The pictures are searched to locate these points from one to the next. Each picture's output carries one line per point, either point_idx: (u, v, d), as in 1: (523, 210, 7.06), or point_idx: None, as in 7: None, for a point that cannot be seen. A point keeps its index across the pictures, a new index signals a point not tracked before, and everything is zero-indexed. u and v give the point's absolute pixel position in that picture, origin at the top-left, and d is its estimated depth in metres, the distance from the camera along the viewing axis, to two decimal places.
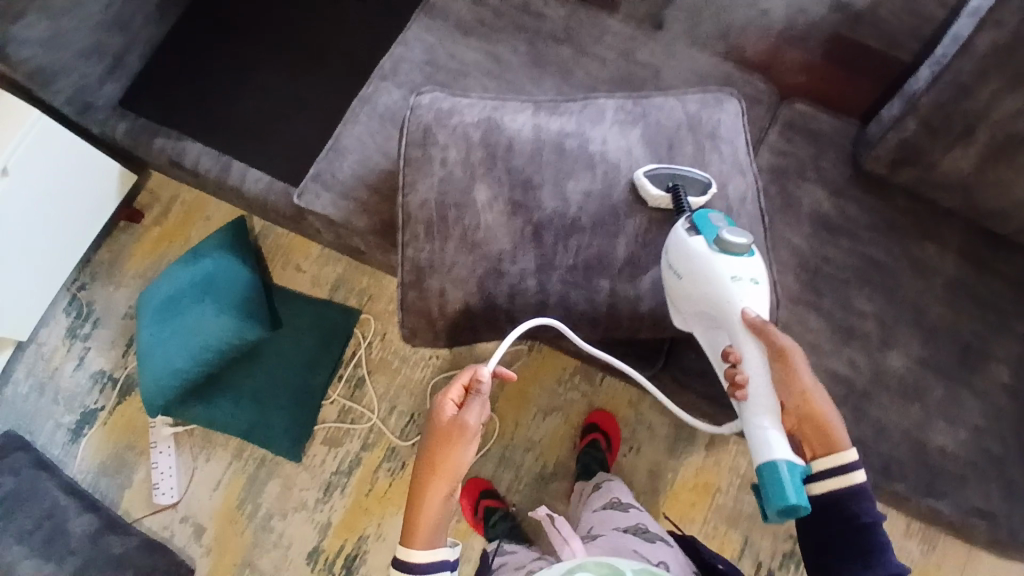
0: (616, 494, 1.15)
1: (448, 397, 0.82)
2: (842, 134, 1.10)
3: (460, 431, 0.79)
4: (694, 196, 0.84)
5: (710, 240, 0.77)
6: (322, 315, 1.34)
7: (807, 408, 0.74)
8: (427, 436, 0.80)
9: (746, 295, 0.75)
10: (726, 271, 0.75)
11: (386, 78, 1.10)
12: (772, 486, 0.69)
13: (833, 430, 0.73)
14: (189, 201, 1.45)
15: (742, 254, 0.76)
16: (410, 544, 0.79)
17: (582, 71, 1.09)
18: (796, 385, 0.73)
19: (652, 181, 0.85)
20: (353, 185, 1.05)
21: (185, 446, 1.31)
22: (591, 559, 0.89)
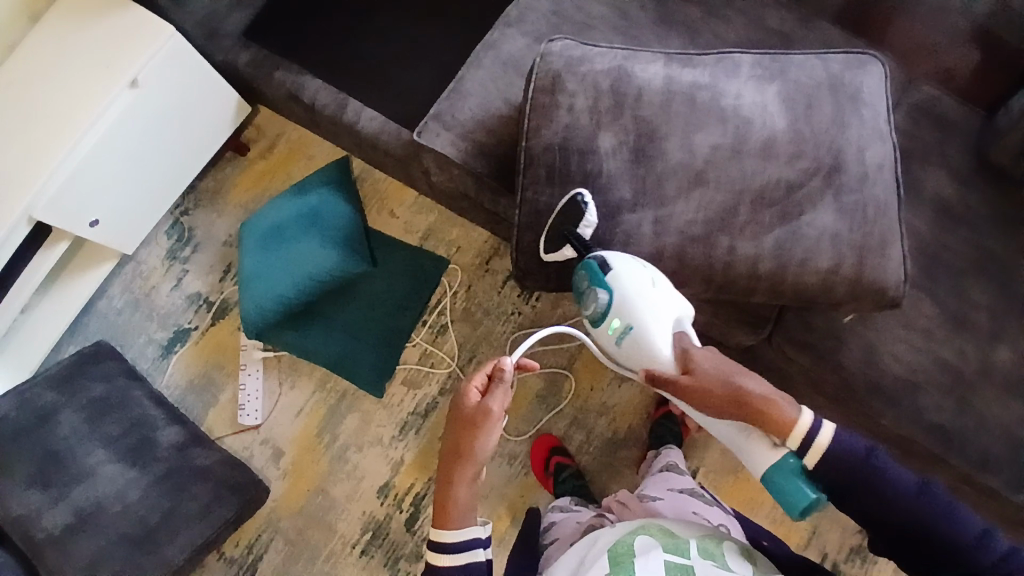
0: (672, 459, 1.18)
1: (472, 384, 0.85)
2: (969, 123, 1.07)
3: (483, 418, 0.82)
4: (583, 225, 0.90)
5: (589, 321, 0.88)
6: (413, 260, 1.36)
7: (739, 410, 0.76)
8: (452, 422, 0.84)
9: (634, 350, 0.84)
10: (612, 340, 0.85)
11: (512, 25, 1.12)
12: (785, 492, 0.75)
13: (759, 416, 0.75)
14: (293, 139, 1.49)
15: (606, 308, 0.85)
16: (442, 526, 0.83)
17: (711, 33, 1.10)
18: (704, 403, 0.78)
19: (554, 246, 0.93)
20: (473, 128, 1.07)
21: (272, 371, 1.39)
22: (653, 522, 0.90)
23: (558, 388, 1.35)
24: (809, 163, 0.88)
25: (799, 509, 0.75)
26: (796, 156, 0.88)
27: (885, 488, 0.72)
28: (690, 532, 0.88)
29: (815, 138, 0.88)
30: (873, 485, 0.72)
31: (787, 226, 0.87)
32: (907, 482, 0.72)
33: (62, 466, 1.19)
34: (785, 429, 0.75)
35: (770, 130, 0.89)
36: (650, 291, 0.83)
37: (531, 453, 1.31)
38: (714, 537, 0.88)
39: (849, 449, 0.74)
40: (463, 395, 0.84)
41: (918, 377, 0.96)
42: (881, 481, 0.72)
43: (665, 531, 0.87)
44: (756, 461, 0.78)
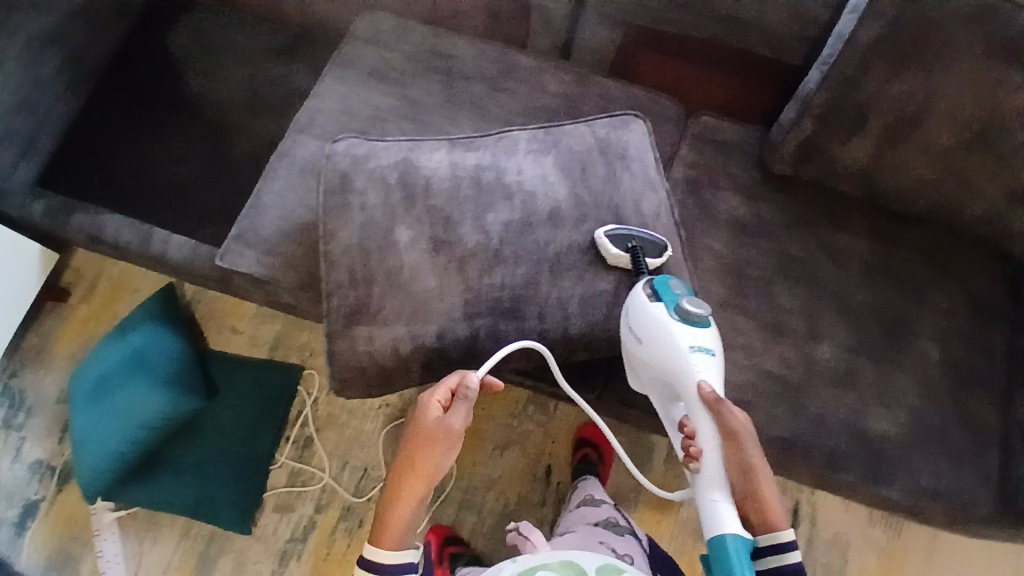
0: (589, 491, 1.20)
1: (434, 398, 0.81)
2: (749, 141, 1.13)
3: (443, 436, 0.79)
4: (652, 257, 0.89)
5: (671, 308, 0.82)
6: (262, 378, 1.29)
7: (755, 488, 0.77)
8: (409, 437, 0.81)
9: (703, 369, 0.81)
10: (684, 344, 0.80)
11: (303, 130, 1.11)
12: (731, 565, 0.73)
13: (771, 511, 0.77)
14: (115, 275, 1.40)
15: (698, 324, 0.82)
16: (380, 547, 0.81)
17: (497, 106, 1.14)
18: (742, 465, 0.78)
19: (612, 241, 0.88)
20: (278, 240, 1.03)
21: (129, 530, 1.26)
22: (556, 556, 0.93)
23: None
24: (594, 224, 0.91)
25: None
26: (581, 219, 0.91)
27: None
28: (592, 563, 0.92)
29: (594, 199, 0.92)
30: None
31: (586, 284, 0.89)
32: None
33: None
34: (773, 528, 0.77)
35: (553, 200, 0.91)
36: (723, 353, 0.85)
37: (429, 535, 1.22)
38: (616, 567, 0.92)
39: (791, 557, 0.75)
40: (425, 409, 0.80)
41: (752, 394, 0.99)
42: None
43: (564, 564, 0.91)
44: (723, 520, 0.76)
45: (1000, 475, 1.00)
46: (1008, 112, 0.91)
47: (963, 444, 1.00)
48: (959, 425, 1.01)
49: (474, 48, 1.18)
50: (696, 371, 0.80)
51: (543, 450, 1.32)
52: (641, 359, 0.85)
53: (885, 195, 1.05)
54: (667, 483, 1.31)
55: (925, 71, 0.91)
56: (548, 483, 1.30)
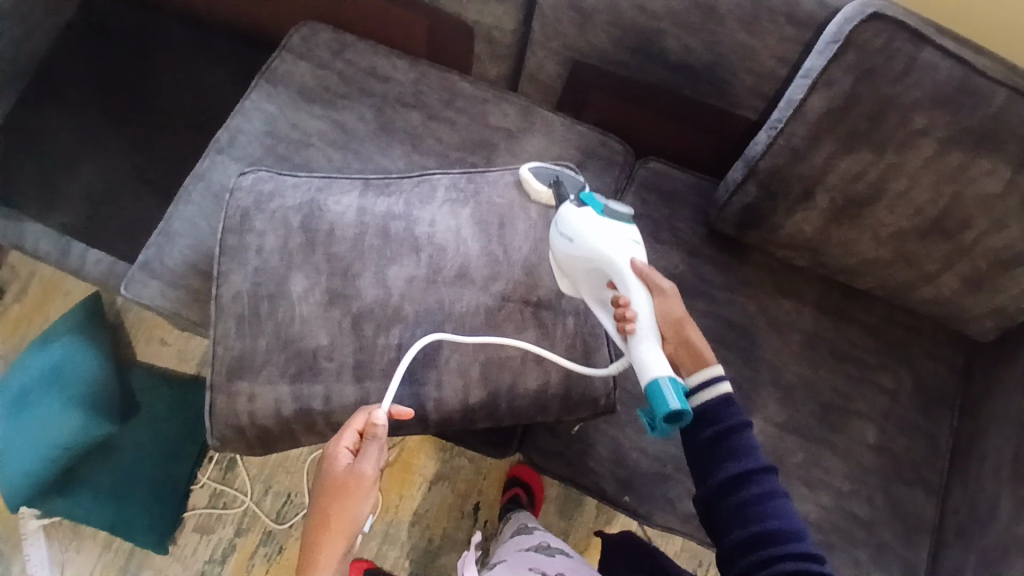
0: (524, 520, 1.13)
1: (341, 446, 0.74)
2: (695, 192, 1.07)
3: (354, 487, 0.73)
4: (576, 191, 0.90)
5: (599, 211, 0.81)
6: (184, 398, 1.24)
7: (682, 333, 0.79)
8: (317, 493, 0.74)
9: (633, 251, 0.79)
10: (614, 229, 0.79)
11: (223, 151, 1.05)
12: (666, 395, 0.70)
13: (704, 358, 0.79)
14: (48, 277, 1.37)
15: (625, 222, 0.81)
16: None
17: (432, 138, 1.07)
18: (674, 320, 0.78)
19: (536, 177, 0.91)
20: (184, 272, 0.98)
21: (54, 537, 1.27)
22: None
23: None
24: (506, 283, 0.85)
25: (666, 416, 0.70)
26: (491, 279, 0.85)
27: (739, 453, 0.76)
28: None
29: (508, 258, 0.86)
30: (728, 445, 0.76)
31: (490, 351, 0.84)
32: (760, 456, 0.76)
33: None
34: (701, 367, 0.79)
35: (464, 257, 0.85)
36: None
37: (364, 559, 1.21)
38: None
39: (724, 411, 0.78)
40: (330, 460, 0.73)
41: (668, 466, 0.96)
42: (738, 449, 0.76)
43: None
44: (659, 362, 0.73)
45: (927, 562, 0.99)
46: (966, 199, 0.87)
47: (890, 536, 0.99)
48: (888, 515, 0.99)
49: (415, 70, 1.11)
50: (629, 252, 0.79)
51: (473, 486, 1.30)
52: (570, 250, 0.80)
53: (831, 267, 1.01)
54: (597, 526, 1.29)
55: (877, 151, 0.87)
56: (476, 520, 1.28)
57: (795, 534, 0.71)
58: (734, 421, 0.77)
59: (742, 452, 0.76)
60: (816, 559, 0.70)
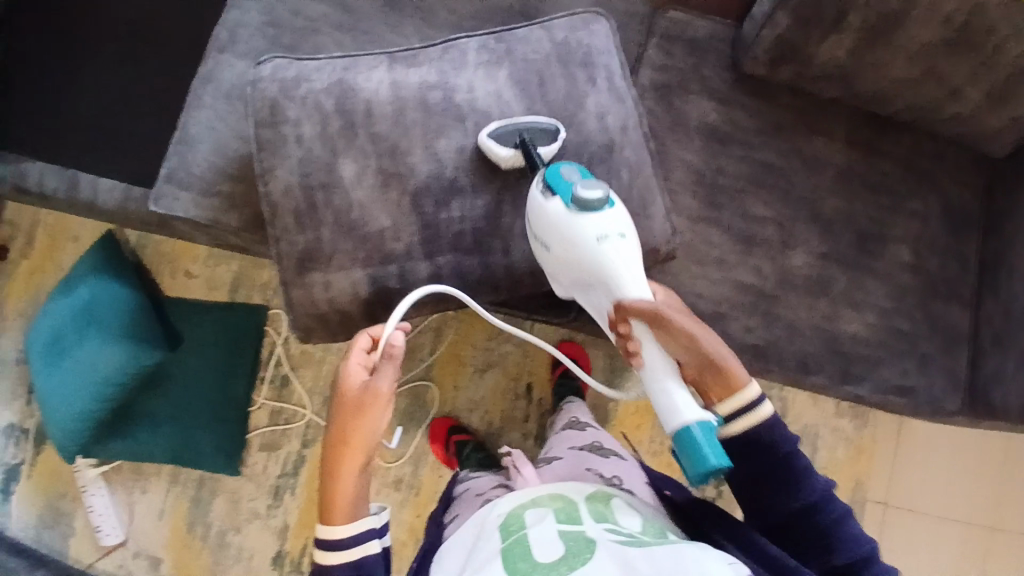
0: (575, 415, 1.15)
1: (355, 363, 0.77)
2: (717, 38, 1.04)
3: (372, 400, 0.75)
4: (544, 147, 0.79)
5: (568, 202, 0.73)
6: (226, 321, 1.24)
7: (702, 353, 0.73)
8: (337, 408, 0.77)
9: (616, 251, 0.73)
10: (589, 232, 0.73)
11: (225, 49, 0.99)
12: (693, 454, 0.67)
13: (732, 372, 0.73)
14: (52, 224, 1.30)
15: (602, 208, 0.73)
16: (333, 520, 0.75)
17: (444, 10, 1.02)
18: (684, 341, 0.72)
19: (499, 141, 0.79)
20: (213, 179, 0.94)
21: (116, 483, 1.26)
22: (545, 491, 0.86)
23: (422, 399, 1.32)
24: (557, 143, 0.81)
25: (703, 473, 0.67)
26: (541, 140, 0.82)
27: (800, 480, 0.73)
28: (580, 491, 0.85)
29: (556, 116, 0.82)
30: (788, 473, 0.73)
31: None
32: (820, 483, 0.73)
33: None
34: (732, 390, 0.74)
35: (510, 119, 0.82)
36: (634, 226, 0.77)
37: (431, 436, 1.29)
38: (605, 493, 0.85)
39: (774, 437, 0.73)
40: (347, 376, 0.76)
41: (727, 308, 0.98)
42: (799, 476, 0.73)
43: (555, 497, 0.84)
44: (683, 407, 0.69)
45: (967, 368, 1.04)
46: (988, 6, 0.84)
47: (931, 348, 1.03)
48: (928, 326, 1.03)
49: None
50: (610, 249, 0.73)
51: (524, 368, 1.33)
52: (557, 266, 0.78)
53: (862, 96, 1.01)
54: None
55: None
56: (530, 400, 1.32)
57: (867, 560, 0.71)
58: (790, 449, 0.74)
59: (803, 479, 0.73)
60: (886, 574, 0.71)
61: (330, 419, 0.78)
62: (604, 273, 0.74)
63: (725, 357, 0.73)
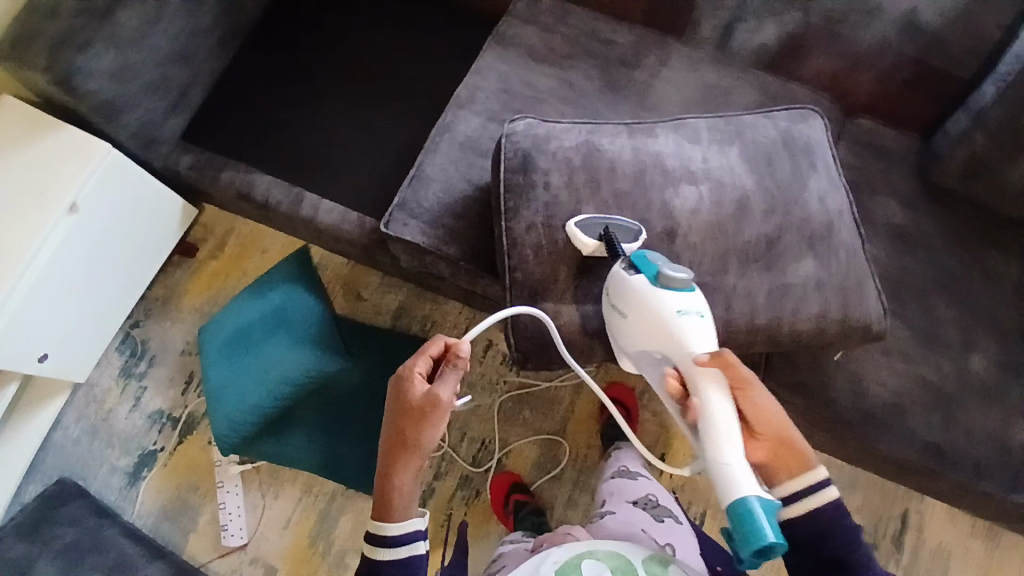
0: (625, 463, 1.16)
1: (415, 371, 0.74)
2: (907, 149, 1.13)
3: (432, 409, 0.72)
4: (626, 244, 0.83)
5: (653, 278, 0.76)
6: (391, 344, 1.30)
7: (773, 432, 0.74)
8: (394, 413, 0.74)
9: (693, 329, 0.75)
10: (672, 307, 0.75)
11: (464, 106, 1.11)
12: (739, 519, 0.66)
13: (801, 452, 0.74)
14: (244, 233, 1.42)
15: (683, 288, 0.77)
16: (385, 518, 0.74)
17: (656, 94, 1.11)
18: (760, 414, 0.73)
19: (584, 230, 0.84)
20: (440, 212, 1.05)
21: (253, 483, 1.28)
22: (602, 546, 0.85)
23: (554, 453, 1.31)
24: (783, 218, 0.87)
25: (758, 550, 0.66)
26: (770, 212, 0.87)
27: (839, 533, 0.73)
28: (638, 552, 0.85)
29: (782, 193, 0.89)
30: (853, 569, 0.72)
31: (774, 279, 0.86)
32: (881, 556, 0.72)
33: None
34: (800, 472, 0.74)
35: (742, 191, 0.88)
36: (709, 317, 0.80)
37: (491, 490, 1.27)
38: (662, 557, 0.85)
39: (825, 519, 0.73)
40: (408, 384, 0.74)
41: (907, 400, 1.00)
42: (864, 568, 0.72)
43: (611, 555, 0.84)
44: (742, 479, 0.68)
45: None
46: None
47: None
48: None
49: (633, 33, 1.16)
50: (691, 328, 0.75)
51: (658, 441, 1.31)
52: (633, 336, 0.79)
53: None
54: None
55: None
56: (663, 476, 1.30)
57: None
58: (840, 530, 0.73)
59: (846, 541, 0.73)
60: None
61: (385, 422, 0.75)
62: (679, 341, 0.75)
63: (791, 436, 0.74)
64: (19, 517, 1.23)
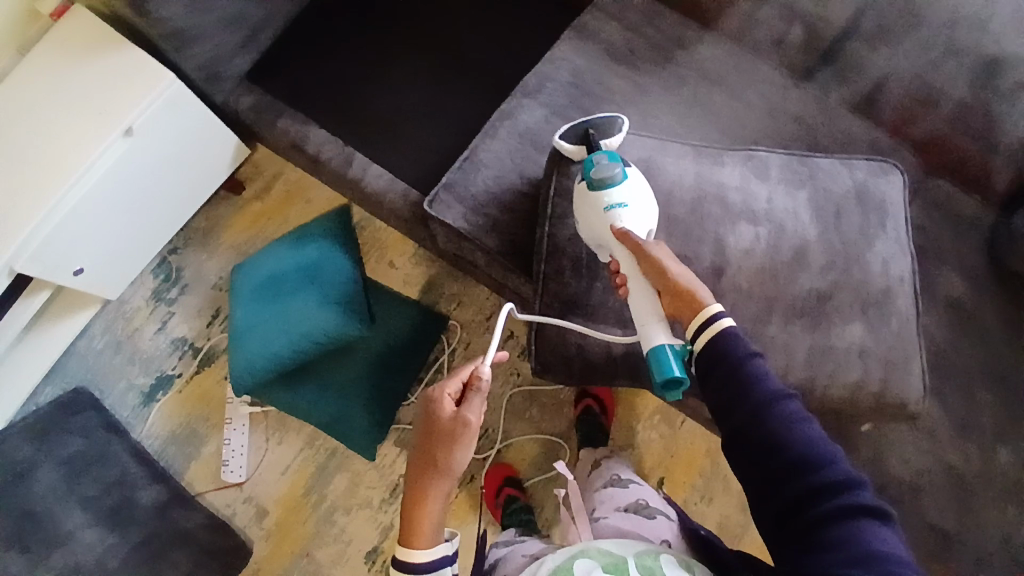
0: (615, 472, 1.15)
1: (446, 391, 0.74)
2: (982, 222, 1.06)
3: (460, 431, 0.73)
4: (609, 137, 0.82)
5: (586, 177, 0.77)
6: (414, 316, 1.32)
7: (668, 282, 0.71)
8: (423, 436, 0.74)
9: (622, 215, 0.76)
10: (603, 201, 0.76)
11: (530, 95, 1.07)
12: (651, 367, 0.71)
13: (693, 292, 0.70)
14: (292, 180, 1.42)
15: (616, 179, 0.76)
16: (411, 543, 0.74)
17: (731, 118, 1.06)
18: (655, 270, 0.73)
19: (566, 137, 0.84)
20: (486, 200, 1.03)
21: (259, 425, 1.31)
22: (592, 544, 0.80)
23: (554, 454, 1.31)
24: (842, 275, 0.83)
25: (666, 384, 0.70)
26: (828, 266, 0.83)
27: (746, 382, 0.65)
28: (628, 548, 0.78)
29: (846, 250, 0.84)
30: (733, 377, 0.65)
31: (819, 338, 0.81)
32: (771, 384, 0.64)
33: (39, 526, 1.22)
34: (695, 310, 0.70)
35: (802, 238, 0.83)
36: (654, 202, 0.79)
37: (485, 480, 1.28)
38: (653, 551, 0.78)
39: (725, 357, 0.67)
40: (436, 405, 0.74)
41: (925, 481, 0.97)
42: (745, 379, 0.65)
43: (603, 553, 0.78)
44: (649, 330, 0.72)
45: None
46: None
47: None
48: None
49: (720, 48, 1.11)
50: (621, 215, 0.76)
51: (659, 462, 1.30)
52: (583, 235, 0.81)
53: None
54: None
55: None
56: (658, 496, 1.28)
57: (830, 461, 0.61)
58: (737, 356, 0.66)
59: (753, 382, 0.65)
60: (854, 486, 0.60)
61: (414, 444, 0.76)
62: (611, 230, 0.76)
63: (683, 280, 0.71)
64: (34, 418, 1.29)
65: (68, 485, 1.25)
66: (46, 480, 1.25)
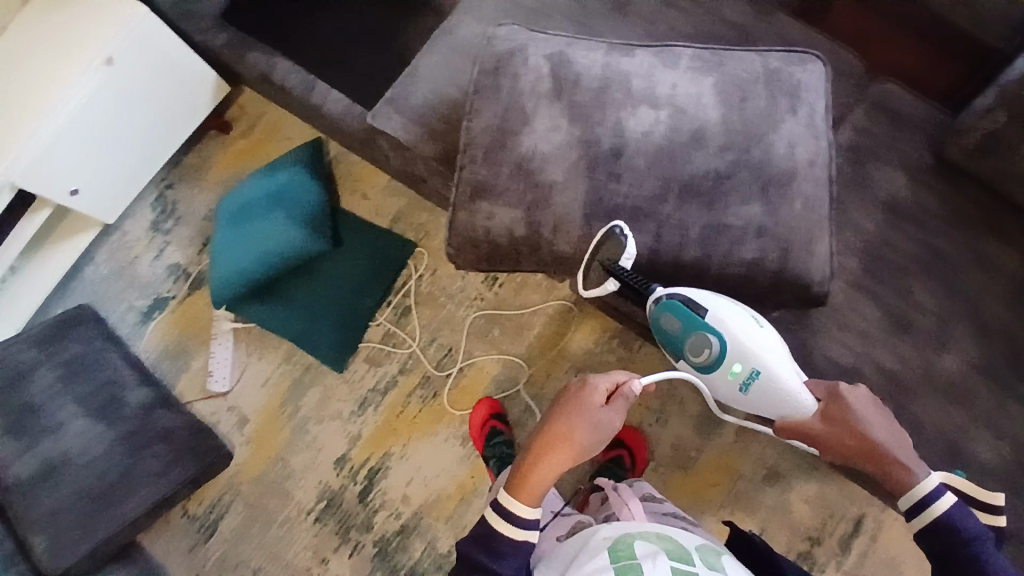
0: (647, 489, 1.13)
1: (601, 386, 0.87)
2: (929, 121, 1.03)
3: (602, 424, 0.84)
4: (623, 261, 0.85)
5: (696, 369, 0.86)
6: (379, 241, 1.40)
7: (857, 445, 0.80)
8: (562, 413, 0.86)
9: (758, 387, 0.83)
10: (733, 388, 0.85)
11: (471, 11, 1.12)
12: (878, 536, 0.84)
13: (890, 464, 0.78)
14: (274, 119, 1.51)
15: (719, 356, 0.83)
16: (517, 497, 0.84)
17: (665, 23, 1.07)
18: (833, 439, 0.82)
19: (596, 290, 0.87)
20: (425, 110, 1.08)
21: (242, 341, 1.42)
22: (651, 528, 0.90)
23: (512, 374, 1.35)
24: (738, 156, 0.84)
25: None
26: (725, 147, 0.85)
27: (977, 566, 0.70)
28: (689, 542, 0.89)
29: (745, 130, 0.85)
30: (966, 562, 0.71)
31: (712, 217, 0.84)
32: (1007, 575, 0.69)
33: (32, 419, 1.25)
34: (905, 485, 0.77)
35: (702, 120, 0.85)
36: (758, 326, 0.83)
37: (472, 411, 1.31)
38: (714, 549, 0.89)
39: (943, 528, 0.73)
40: (588, 393, 0.86)
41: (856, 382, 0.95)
42: (976, 565, 0.70)
43: (662, 538, 0.88)
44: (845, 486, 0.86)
45: None
46: None
47: None
48: None
49: None
50: (760, 377, 0.82)
51: None
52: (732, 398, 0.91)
53: None
54: (732, 451, 1.28)
55: None
56: None
57: None
58: (963, 533, 0.72)
59: (976, 563, 0.70)
60: None
61: (550, 418, 0.87)
62: (767, 405, 0.85)
63: (865, 441, 0.80)
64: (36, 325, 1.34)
65: (61, 385, 1.28)
66: (43, 381, 1.28)
